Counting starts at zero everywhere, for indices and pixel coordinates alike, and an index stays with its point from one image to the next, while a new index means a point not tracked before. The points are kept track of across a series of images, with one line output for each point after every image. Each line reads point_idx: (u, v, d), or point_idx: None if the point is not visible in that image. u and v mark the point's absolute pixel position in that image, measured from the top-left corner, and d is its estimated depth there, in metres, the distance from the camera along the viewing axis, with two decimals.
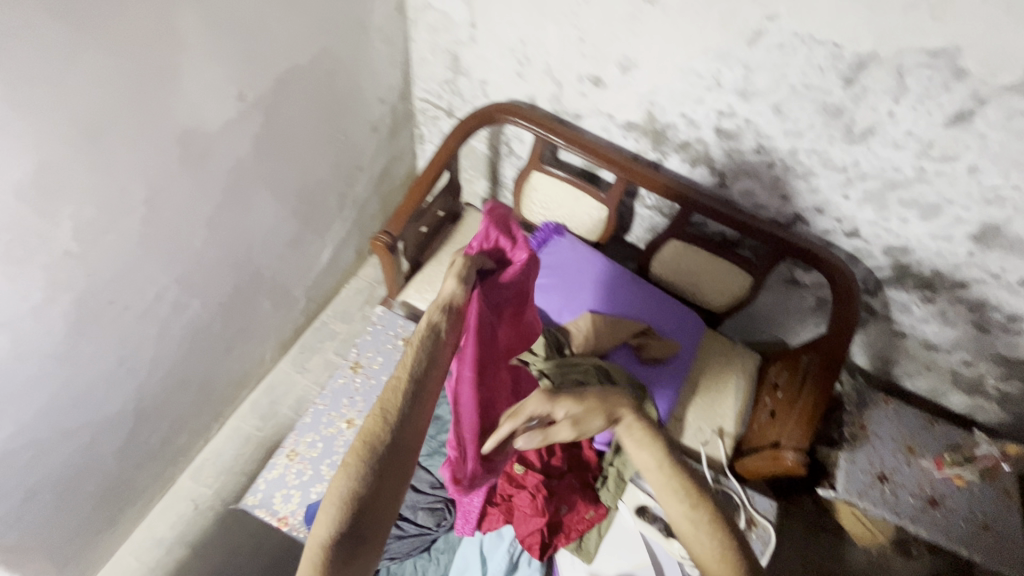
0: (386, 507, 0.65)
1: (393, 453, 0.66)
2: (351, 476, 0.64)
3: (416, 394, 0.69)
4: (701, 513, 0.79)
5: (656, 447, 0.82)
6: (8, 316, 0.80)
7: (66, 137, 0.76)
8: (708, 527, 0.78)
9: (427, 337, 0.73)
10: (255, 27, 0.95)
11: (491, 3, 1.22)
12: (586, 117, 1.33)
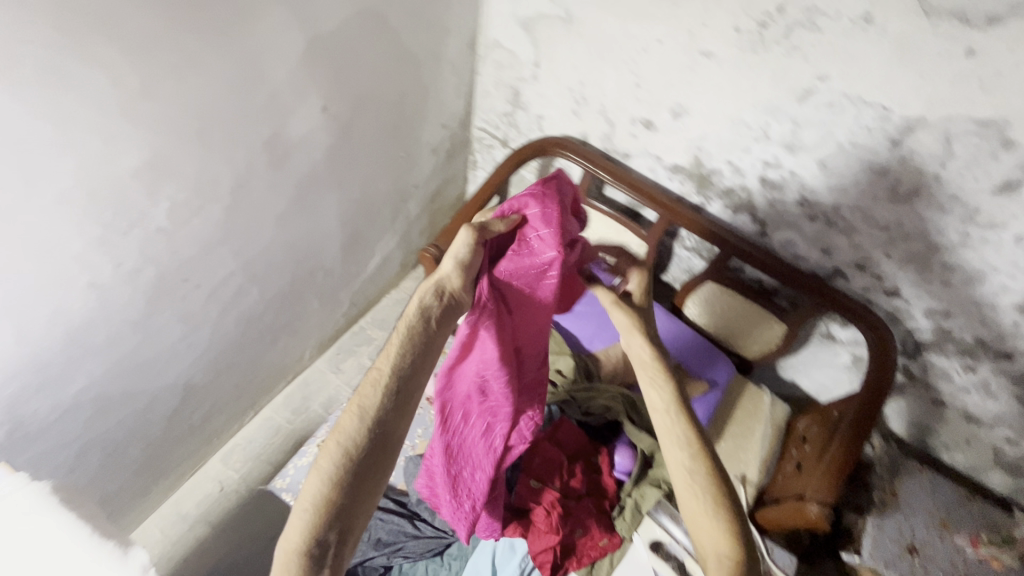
0: (362, 509, 0.63)
1: (371, 454, 0.63)
2: (326, 478, 0.62)
3: (395, 391, 0.65)
4: (702, 464, 0.77)
5: (670, 388, 0.81)
6: (101, 280, 0.90)
7: (178, 129, 0.86)
8: (706, 481, 0.75)
9: (413, 326, 0.68)
10: (346, 50, 1.07)
11: (556, 46, 1.33)
12: (634, 157, 1.40)
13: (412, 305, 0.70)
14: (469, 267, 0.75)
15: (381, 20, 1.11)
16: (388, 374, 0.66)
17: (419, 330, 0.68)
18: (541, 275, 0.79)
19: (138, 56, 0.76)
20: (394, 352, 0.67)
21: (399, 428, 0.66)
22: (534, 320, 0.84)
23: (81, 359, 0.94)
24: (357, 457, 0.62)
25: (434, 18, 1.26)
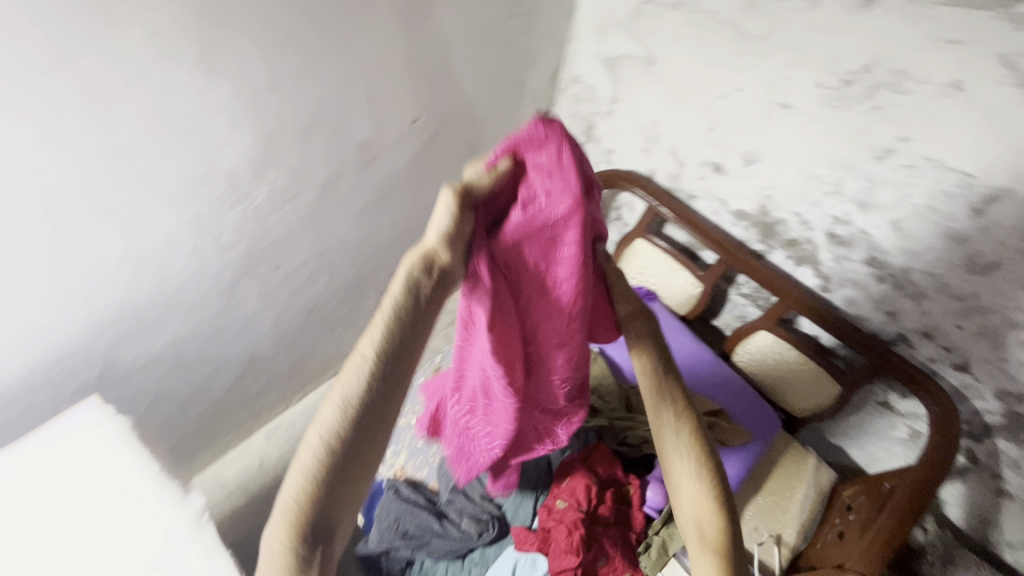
0: (351, 507, 0.51)
1: (356, 448, 0.49)
2: (304, 481, 0.49)
3: (382, 380, 0.50)
4: (686, 432, 0.69)
5: (653, 352, 0.72)
6: (201, 247, 1.00)
7: (288, 123, 0.96)
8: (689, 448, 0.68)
9: (399, 309, 0.51)
10: (441, 69, 1.16)
11: (636, 85, 1.39)
12: (699, 198, 1.42)
13: (398, 275, 0.52)
14: (458, 238, 0.54)
15: (478, 47, 1.20)
16: (374, 347, 0.50)
17: (406, 307, 0.51)
18: (553, 242, 0.60)
19: (268, 54, 0.86)
20: (378, 331, 0.51)
21: (390, 412, 0.51)
22: (555, 305, 0.66)
23: (173, 315, 1.05)
24: (341, 452, 0.49)
25: (524, 50, 1.34)
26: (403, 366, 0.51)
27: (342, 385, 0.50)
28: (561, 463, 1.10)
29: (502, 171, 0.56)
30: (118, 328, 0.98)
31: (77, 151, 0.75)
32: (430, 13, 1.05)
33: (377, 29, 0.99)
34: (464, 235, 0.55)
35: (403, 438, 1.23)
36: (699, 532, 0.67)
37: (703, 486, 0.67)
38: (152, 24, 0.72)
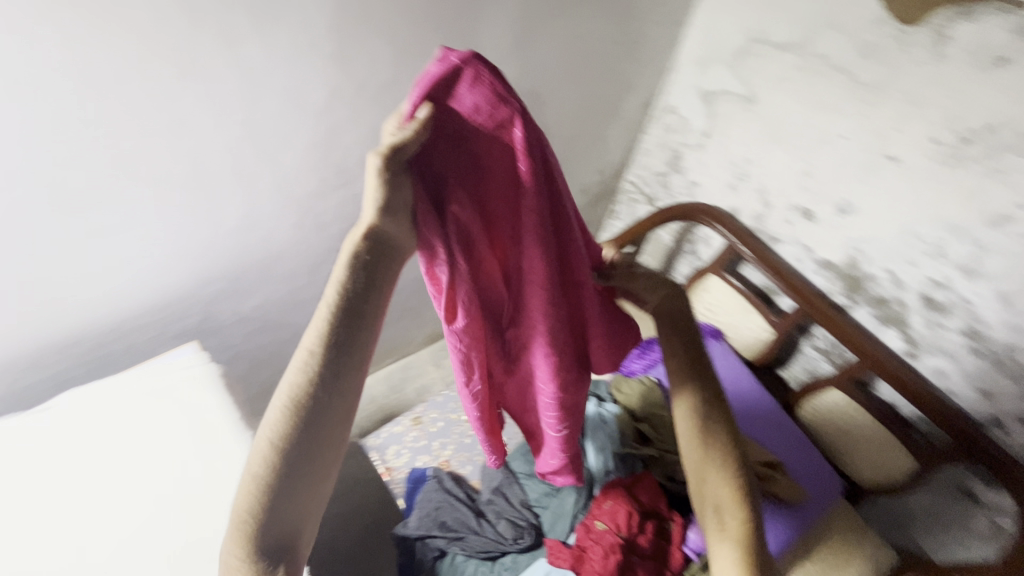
0: (305, 515, 0.48)
1: (302, 462, 0.44)
2: (248, 496, 0.46)
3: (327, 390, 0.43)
4: (711, 417, 0.65)
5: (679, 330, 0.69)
6: (301, 222, 1.08)
7: None
8: (713, 433, 0.64)
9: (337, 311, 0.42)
10: (542, 87, 1.20)
11: (732, 121, 1.37)
12: (782, 242, 1.38)
13: (337, 271, 0.42)
14: (395, 209, 0.45)
15: (581, 70, 1.24)
16: (313, 351, 0.42)
17: (351, 300, 0.42)
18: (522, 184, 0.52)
19: (395, 55, 0.93)
20: (320, 324, 0.42)
21: (342, 420, 0.44)
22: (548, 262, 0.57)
23: (264, 281, 1.14)
24: (281, 469, 0.44)
25: (625, 76, 1.37)
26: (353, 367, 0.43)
27: (283, 390, 0.43)
28: (604, 486, 1.09)
29: (425, 122, 0.45)
30: (217, 286, 1.07)
31: (223, 121, 0.84)
32: (546, 32, 1.08)
33: (495, 43, 1.03)
34: (402, 201, 0.45)
35: (451, 431, 1.26)
36: (719, 526, 0.62)
37: (722, 473, 0.63)
38: (306, 19, 0.80)
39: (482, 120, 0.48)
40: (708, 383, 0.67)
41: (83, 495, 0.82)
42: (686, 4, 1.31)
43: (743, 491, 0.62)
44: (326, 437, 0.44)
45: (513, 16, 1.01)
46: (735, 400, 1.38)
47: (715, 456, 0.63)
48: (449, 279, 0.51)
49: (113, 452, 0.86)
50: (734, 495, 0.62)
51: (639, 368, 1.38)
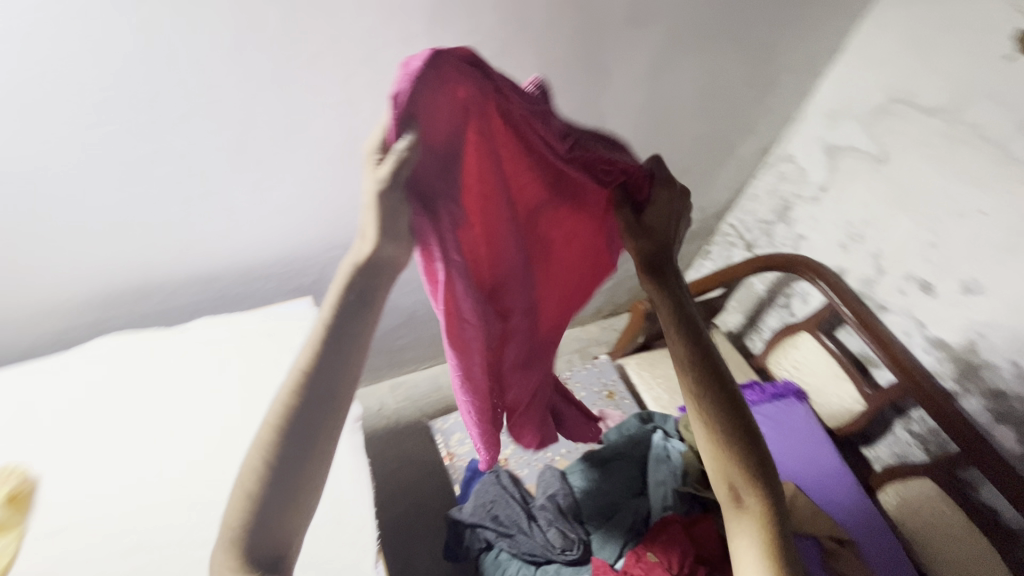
0: (288, 517, 0.54)
1: (294, 462, 0.53)
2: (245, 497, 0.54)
3: (320, 386, 0.53)
4: (709, 395, 0.61)
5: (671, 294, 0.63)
6: None
7: None
8: (718, 414, 0.61)
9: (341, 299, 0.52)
10: (664, 118, 1.22)
11: (855, 179, 1.33)
12: (890, 312, 1.30)
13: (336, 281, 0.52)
14: (395, 233, 0.50)
15: (705, 107, 1.25)
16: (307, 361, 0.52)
17: (345, 305, 0.52)
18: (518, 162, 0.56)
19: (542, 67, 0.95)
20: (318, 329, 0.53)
21: (327, 420, 0.53)
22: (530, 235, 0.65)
23: None
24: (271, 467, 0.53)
25: (748, 118, 1.36)
26: (340, 372, 0.53)
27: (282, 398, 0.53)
28: (661, 520, 1.07)
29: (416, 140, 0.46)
30: (336, 254, 1.12)
31: None
32: (680, 67, 1.10)
33: (631, 71, 1.05)
34: (403, 224, 0.50)
35: None
36: (736, 514, 0.61)
37: (732, 458, 0.60)
38: (474, 23, 0.84)
39: (468, 125, 0.51)
40: (703, 354, 0.62)
41: (196, 418, 0.88)
42: (827, 56, 1.28)
43: (754, 476, 0.60)
44: (312, 437, 0.53)
45: (654, 50, 1.03)
46: (810, 466, 1.31)
47: (724, 441, 0.61)
48: (446, 273, 0.54)
49: (216, 388, 0.92)
50: (748, 481, 0.60)
51: None
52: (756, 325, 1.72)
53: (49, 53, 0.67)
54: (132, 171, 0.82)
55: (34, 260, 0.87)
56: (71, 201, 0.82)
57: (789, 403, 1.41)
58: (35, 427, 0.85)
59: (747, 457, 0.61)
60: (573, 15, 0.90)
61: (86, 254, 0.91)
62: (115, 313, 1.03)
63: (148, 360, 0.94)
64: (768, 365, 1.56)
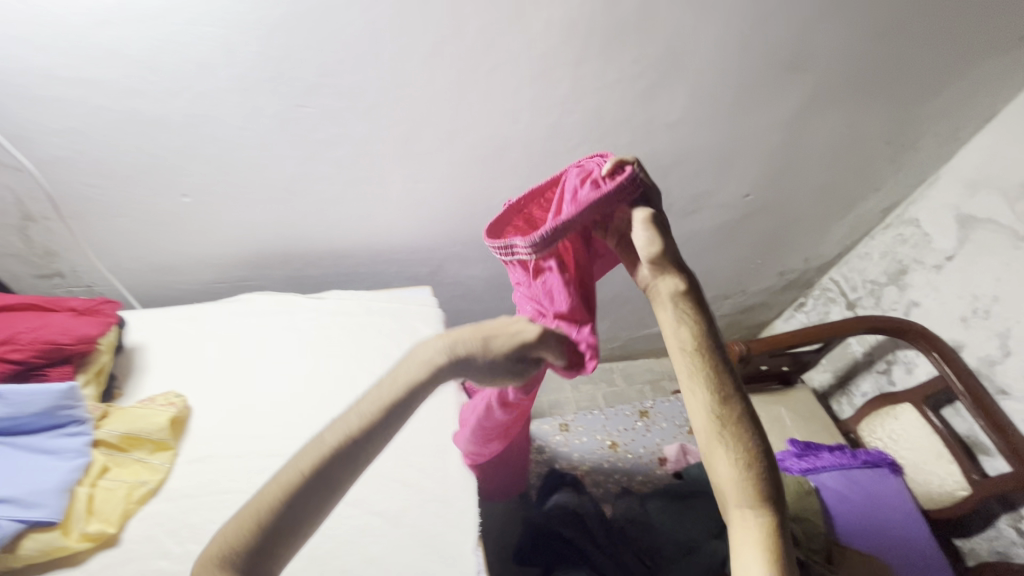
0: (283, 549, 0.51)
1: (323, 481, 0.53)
2: (247, 523, 0.51)
3: (390, 418, 0.56)
4: (727, 409, 0.66)
5: (694, 312, 0.69)
6: None
7: (657, 160, 1.09)
8: (729, 424, 0.66)
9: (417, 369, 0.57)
10: (792, 165, 1.21)
11: (989, 253, 1.26)
12: (1013, 397, 1.23)
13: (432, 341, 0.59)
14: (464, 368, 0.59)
15: (837, 158, 1.23)
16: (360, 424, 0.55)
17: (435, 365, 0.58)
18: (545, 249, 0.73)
19: (693, 97, 0.97)
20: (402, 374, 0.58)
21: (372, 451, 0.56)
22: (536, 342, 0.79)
23: (492, 261, 1.24)
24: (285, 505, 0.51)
25: (877, 175, 1.33)
26: (389, 428, 0.56)
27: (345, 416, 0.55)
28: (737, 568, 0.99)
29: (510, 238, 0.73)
30: (456, 249, 1.18)
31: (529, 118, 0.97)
32: (823, 115, 1.10)
33: (775, 113, 1.06)
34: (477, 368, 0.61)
35: (593, 449, 1.31)
36: (742, 515, 0.64)
37: (748, 472, 0.65)
38: (644, 52, 0.87)
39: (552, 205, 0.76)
40: (716, 367, 0.68)
41: (322, 385, 0.95)
42: (976, 123, 1.24)
43: (768, 488, 0.64)
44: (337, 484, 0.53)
45: (802, 95, 1.04)
46: (901, 544, 1.20)
47: (733, 449, 0.65)
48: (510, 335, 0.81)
49: (339, 357, 0.99)
50: (762, 493, 0.64)
51: (796, 468, 1.31)
52: (846, 388, 1.66)
53: (279, 41, 0.74)
54: (312, 153, 0.89)
55: (210, 219, 0.97)
56: (253, 172, 0.90)
57: (881, 474, 1.32)
58: (187, 367, 0.94)
59: (752, 468, 0.65)
60: (735, 52, 0.92)
61: (252, 220, 0.99)
62: (254, 274, 1.10)
63: (288, 324, 1.02)
64: (858, 432, 1.50)
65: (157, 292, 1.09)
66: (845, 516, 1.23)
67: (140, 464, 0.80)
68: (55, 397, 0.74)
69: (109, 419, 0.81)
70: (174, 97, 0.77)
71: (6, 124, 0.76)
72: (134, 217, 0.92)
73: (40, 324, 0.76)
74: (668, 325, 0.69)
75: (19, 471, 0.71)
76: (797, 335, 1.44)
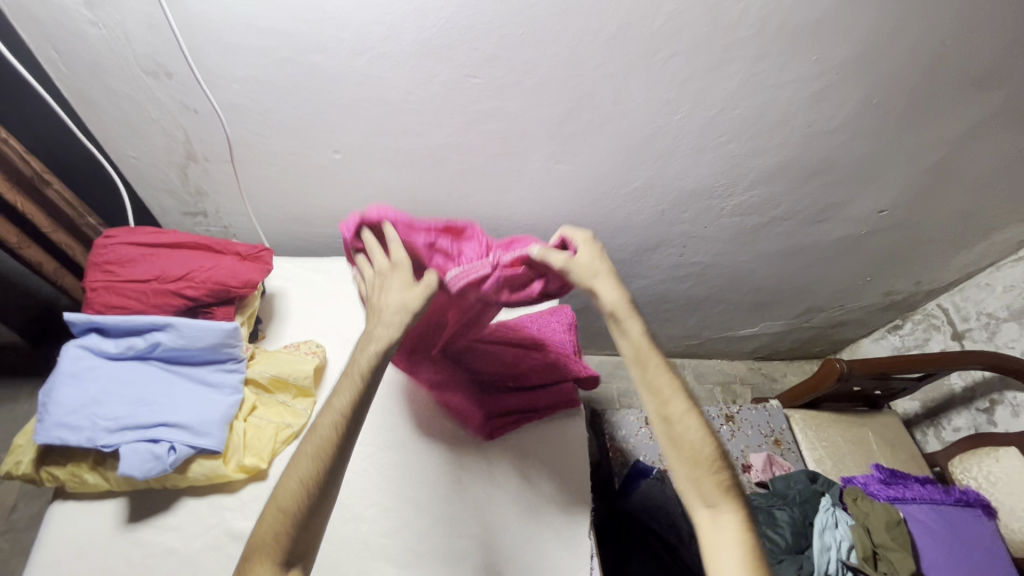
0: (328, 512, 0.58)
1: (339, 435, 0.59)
2: (278, 517, 0.54)
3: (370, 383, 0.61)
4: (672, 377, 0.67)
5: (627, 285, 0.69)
6: (662, 222, 1.16)
7: (800, 167, 1.04)
8: (674, 403, 0.66)
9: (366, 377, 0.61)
10: (942, 183, 1.12)
11: None
12: None
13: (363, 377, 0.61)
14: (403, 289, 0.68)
15: (992, 183, 1.14)
16: (350, 405, 0.59)
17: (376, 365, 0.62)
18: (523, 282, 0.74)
19: (864, 105, 0.92)
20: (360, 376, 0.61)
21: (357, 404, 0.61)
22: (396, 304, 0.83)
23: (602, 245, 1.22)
24: (310, 505, 0.55)
25: None
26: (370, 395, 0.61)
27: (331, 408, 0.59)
28: None
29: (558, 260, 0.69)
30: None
31: (688, 118, 0.91)
32: (994, 135, 1.01)
33: (943, 130, 0.99)
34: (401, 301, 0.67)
35: None
36: (712, 518, 0.62)
37: (703, 459, 0.64)
38: (830, 53, 0.82)
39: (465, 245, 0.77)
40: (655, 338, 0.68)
41: None
42: None
43: (722, 480, 0.63)
44: (345, 458, 0.58)
45: (982, 112, 0.96)
46: None
47: (685, 440, 0.65)
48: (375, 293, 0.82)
49: None
50: (717, 485, 0.63)
51: (882, 495, 1.27)
52: (936, 420, 1.62)
53: (473, 10, 0.72)
54: (468, 123, 0.88)
55: (354, 176, 0.97)
56: (407, 137, 0.90)
57: (975, 515, 1.27)
58: (321, 318, 0.98)
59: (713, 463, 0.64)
60: (924, 62, 0.85)
61: (389, 182, 0.99)
62: None
63: None
64: (950, 468, 1.45)
65: (286, 239, 1.13)
66: (933, 552, 1.18)
67: (285, 406, 0.84)
68: (221, 335, 0.79)
69: (257, 360, 0.85)
70: (356, 56, 0.77)
71: (198, 68, 0.79)
72: (284, 166, 0.95)
73: (212, 265, 0.82)
74: (596, 287, 0.68)
75: (188, 400, 0.76)
76: (907, 360, 1.36)
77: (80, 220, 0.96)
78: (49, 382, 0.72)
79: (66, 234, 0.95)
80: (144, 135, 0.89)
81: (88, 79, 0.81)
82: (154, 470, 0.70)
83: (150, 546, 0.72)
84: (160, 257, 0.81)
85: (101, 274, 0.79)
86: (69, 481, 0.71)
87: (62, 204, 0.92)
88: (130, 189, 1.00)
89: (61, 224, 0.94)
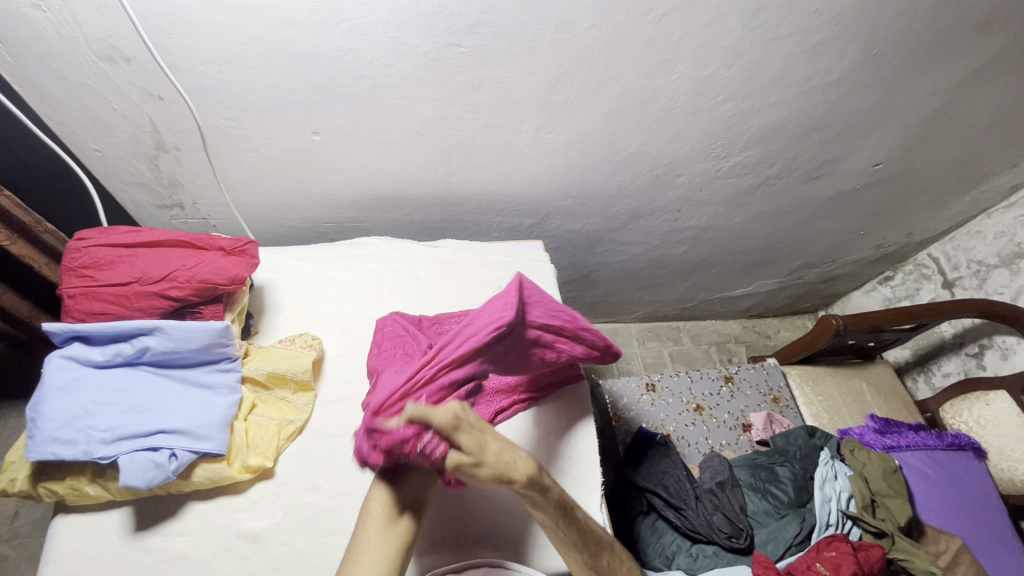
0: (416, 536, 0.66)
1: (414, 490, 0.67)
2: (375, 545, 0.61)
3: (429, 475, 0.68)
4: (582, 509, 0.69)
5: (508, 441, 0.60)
6: (657, 187, 1.13)
7: (797, 123, 1.01)
8: (603, 553, 0.70)
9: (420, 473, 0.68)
10: (939, 133, 1.11)
11: None
12: None
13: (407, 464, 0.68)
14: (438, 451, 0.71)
15: (988, 131, 1.12)
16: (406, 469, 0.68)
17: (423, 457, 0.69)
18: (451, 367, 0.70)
19: (865, 55, 0.88)
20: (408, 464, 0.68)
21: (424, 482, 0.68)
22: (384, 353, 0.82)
23: (596, 215, 1.19)
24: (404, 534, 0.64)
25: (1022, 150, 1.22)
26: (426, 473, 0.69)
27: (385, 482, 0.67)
28: (823, 539, 1.02)
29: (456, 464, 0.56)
30: (564, 203, 1.13)
31: (684, 77, 0.87)
32: (994, 81, 0.99)
33: (943, 78, 0.96)
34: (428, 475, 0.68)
35: (679, 412, 1.34)
36: None
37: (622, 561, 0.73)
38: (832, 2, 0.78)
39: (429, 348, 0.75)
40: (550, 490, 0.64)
41: None
42: None
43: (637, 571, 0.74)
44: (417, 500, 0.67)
45: (983, 57, 0.93)
46: (983, 528, 1.20)
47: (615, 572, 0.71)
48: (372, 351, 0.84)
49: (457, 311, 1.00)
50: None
51: (878, 444, 1.30)
52: (926, 366, 1.67)
53: None
54: (452, 96, 0.84)
55: (336, 158, 0.92)
56: (389, 114, 0.85)
57: (966, 457, 1.31)
58: (313, 308, 0.95)
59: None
60: (928, 8, 0.82)
61: (373, 162, 0.94)
62: (364, 216, 1.08)
63: (406, 271, 1.02)
64: (940, 413, 1.50)
65: (267, 227, 1.08)
66: (927, 496, 1.22)
67: (285, 402, 0.83)
68: (212, 335, 0.75)
69: (252, 358, 0.83)
70: (329, 29, 0.71)
71: (158, 52, 0.72)
72: (261, 152, 0.90)
73: (196, 264, 0.78)
74: (505, 468, 0.58)
75: (185, 404, 0.73)
76: (903, 312, 1.37)
77: (40, 229, 0.86)
78: (35, 397, 0.69)
79: (26, 244, 0.86)
80: (106, 126, 0.83)
81: (39, 69, 0.75)
82: (158, 479, 0.68)
83: (161, 553, 0.71)
84: (139, 258, 0.76)
85: (78, 280, 0.74)
86: (68, 495, 0.70)
87: (15, 211, 0.82)
88: (97, 183, 0.94)
89: (18, 234, 0.85)
